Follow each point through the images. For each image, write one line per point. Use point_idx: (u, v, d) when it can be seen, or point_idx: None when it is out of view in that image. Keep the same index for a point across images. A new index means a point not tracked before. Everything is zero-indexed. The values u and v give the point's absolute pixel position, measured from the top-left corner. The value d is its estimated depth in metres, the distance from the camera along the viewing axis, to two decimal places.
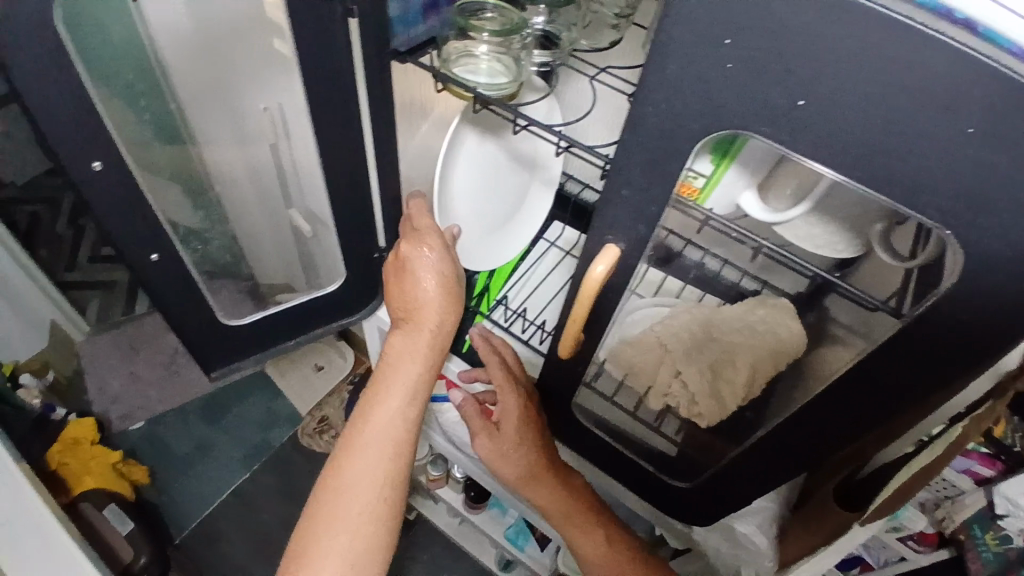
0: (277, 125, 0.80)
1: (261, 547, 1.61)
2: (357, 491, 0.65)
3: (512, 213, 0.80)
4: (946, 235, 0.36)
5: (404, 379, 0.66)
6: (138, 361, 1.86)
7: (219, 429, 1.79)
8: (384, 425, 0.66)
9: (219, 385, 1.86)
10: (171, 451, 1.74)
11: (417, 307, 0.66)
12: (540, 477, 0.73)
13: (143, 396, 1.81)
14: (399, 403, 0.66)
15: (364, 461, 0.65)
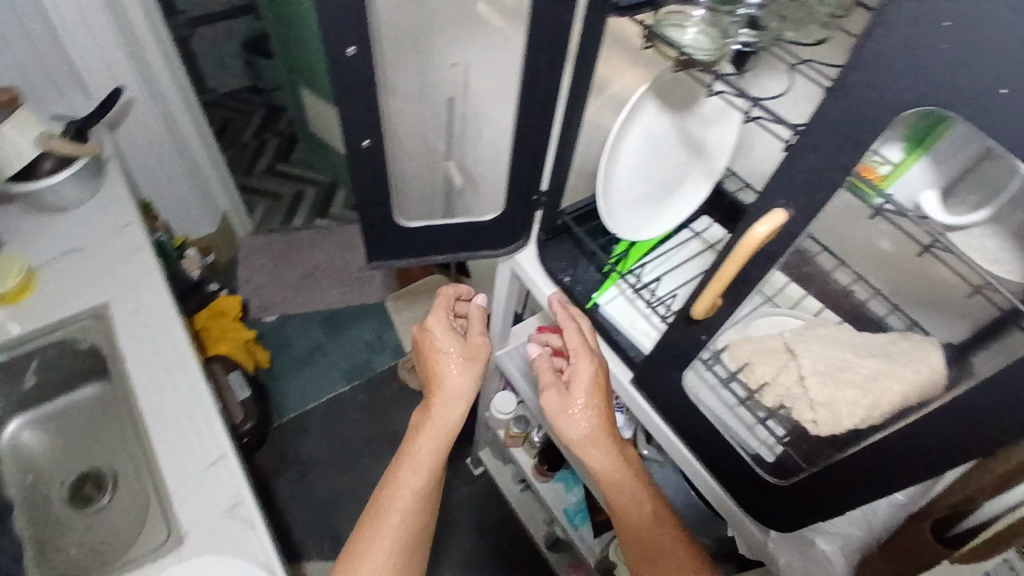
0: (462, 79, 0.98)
1: (342, 453, 1.76)
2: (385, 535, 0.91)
3: (669, 190, 0.82)
4: None
5: (424, 446, 0.94)
6: (283, 264, 2.10)
7: (333, 341, 1.96)
8: (410, 481, 0.93)
9: (342, 303, 2.04)
10: (290, 349, 1.94)
11: (438, 386, 0.95)
12: (600, 441, 0.79)
13: (280, 294, 2.04)
14: (417, 469, 0.94)
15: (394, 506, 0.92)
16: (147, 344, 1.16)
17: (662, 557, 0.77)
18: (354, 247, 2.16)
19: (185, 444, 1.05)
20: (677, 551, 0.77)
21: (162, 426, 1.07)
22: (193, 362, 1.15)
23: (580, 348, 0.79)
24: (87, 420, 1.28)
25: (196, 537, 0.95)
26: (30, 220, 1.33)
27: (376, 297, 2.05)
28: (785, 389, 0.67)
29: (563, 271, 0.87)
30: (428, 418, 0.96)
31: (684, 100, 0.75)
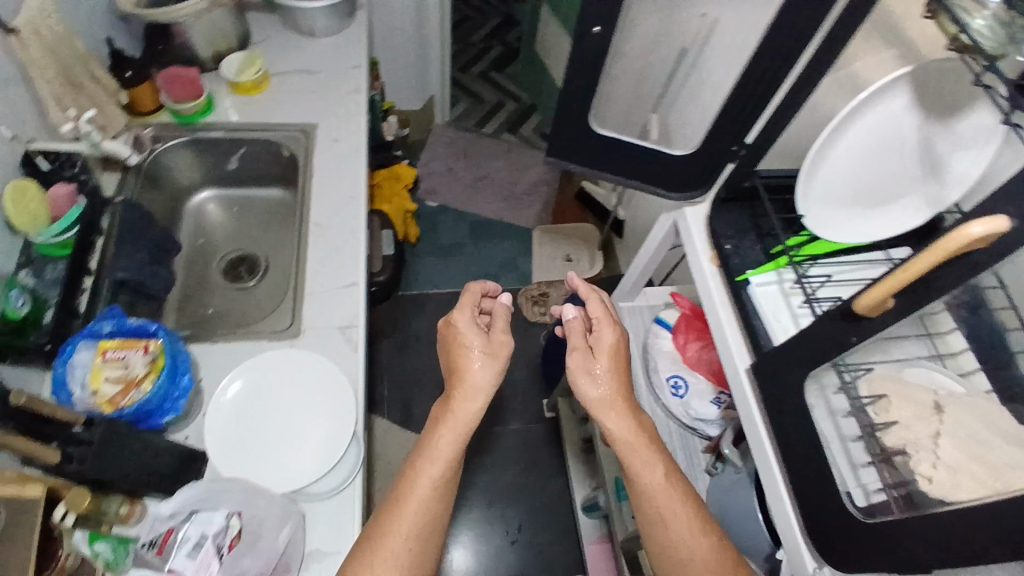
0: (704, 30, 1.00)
1: None
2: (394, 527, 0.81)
3: (879, 203, 0.77)
4: None
5: (441, 439, 0.86)
6: (460, 162, 2.20)
7: (474, 246, 2.05)
8: (424, 476, 0.84)
9: (495, 216, 2.11)
10: (437, 236, 2.06)
11: (461, 377, 0.88)
12: (616, 404, 0.87)
13: (448, 186, 2.15)
14: (436, 463, 0.85)
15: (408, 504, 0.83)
16: (331, 170, 1.29)
17: (671, 517, 0.80)
18: (527, 168, 2.21)
19: (329, 262, 1.16)
20: (686, 511, 0.81)
21: (318, 241, 1.19)
22: (361, 201, 1.26)
23: (603, 318, 0.91)
24: (261, 214, 1.43)
25: (310, 338, 1.07)
26: (285, 35, 1.52)
27: (527, 222, 2.09)
28: (914, 438, 0.61)
29: (727, 239, 0.84)
30: (446, 413, 0.88)
31: (951, 105, 0.69)
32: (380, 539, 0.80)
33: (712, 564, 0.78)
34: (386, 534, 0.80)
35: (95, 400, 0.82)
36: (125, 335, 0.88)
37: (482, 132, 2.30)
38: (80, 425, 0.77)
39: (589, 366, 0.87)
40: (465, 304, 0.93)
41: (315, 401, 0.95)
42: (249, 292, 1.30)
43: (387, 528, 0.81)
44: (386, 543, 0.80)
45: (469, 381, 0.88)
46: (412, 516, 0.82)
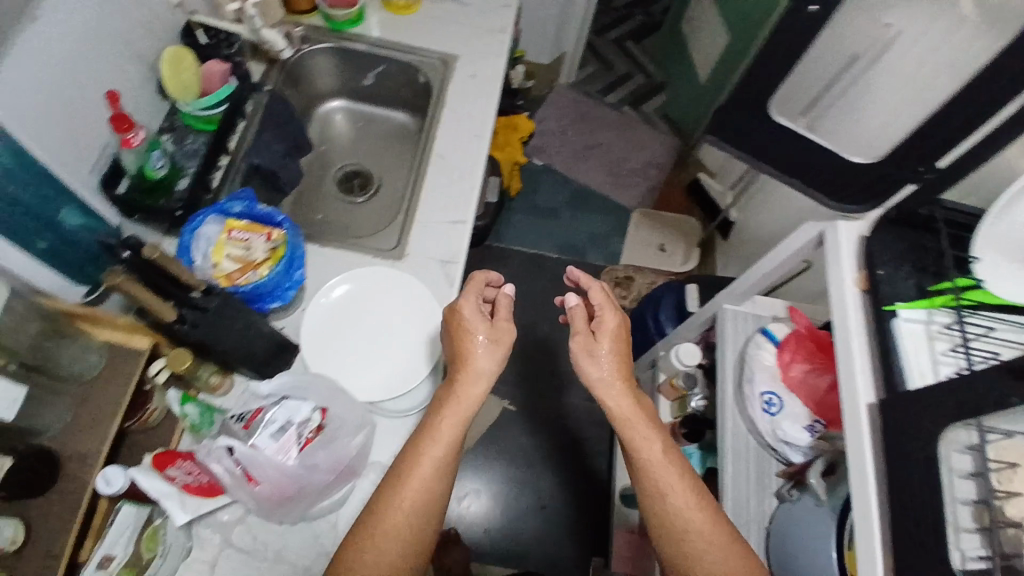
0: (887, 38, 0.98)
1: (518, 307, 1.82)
2: (392, 509, 0.74)
3: None
4: None
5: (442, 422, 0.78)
6: (575, 126, 2.10)
7: (569, 213, 1.96)
8: (425, 460, 0.76)
9: (597, 188, 2.00)
10: (537, 194, 1.99)
11: (463, 363, 0.79)
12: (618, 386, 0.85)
13: (556, 147, 2.06)
14: (436, 448, 0.77)
15: (405, 490, 0.74)
16: (464, 102, 1.23)
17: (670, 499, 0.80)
18: (642, 147, 2.09)
19: (444, 194, 1.13)
20: (685, 486, 0.80)
21: (435, 169, 1.16)
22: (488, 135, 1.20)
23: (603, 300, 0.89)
24: (383, 135, 1.43)
25: (411, 265, 1.05)
26: None
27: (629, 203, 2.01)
28: None
29: (881, 262, 0.77)
30: (446, 396, 0.80)
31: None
32: (378, 520, 0.73)
33: (712, 542, 0.77)
34: (379, 515, 0.73)
35: (214, 274, 0.84)
36: (251, 220, 0.89)
37: (603, 100, 2.19)
38: (198, 292, 0.76)
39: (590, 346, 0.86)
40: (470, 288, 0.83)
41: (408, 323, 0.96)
42: (357, 208, 1.32)
43: (382, 508, 0.74)
44: (381, 524, 0.73)
45: (473, 367, 0.79)
46: (412, 498, 0.74)
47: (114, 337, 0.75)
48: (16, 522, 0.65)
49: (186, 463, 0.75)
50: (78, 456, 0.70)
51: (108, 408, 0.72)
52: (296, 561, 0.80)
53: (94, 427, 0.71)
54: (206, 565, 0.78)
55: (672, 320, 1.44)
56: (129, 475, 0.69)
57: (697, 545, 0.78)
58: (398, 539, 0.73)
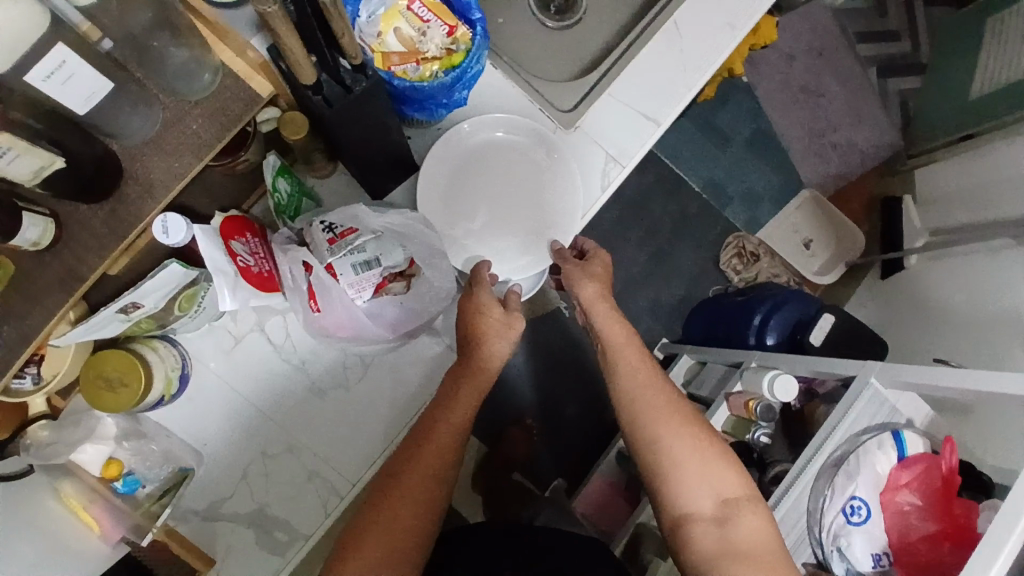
0: None
1: (628, 220, 1.61)
2: (414, 475, 0.68)
3: None
4: None
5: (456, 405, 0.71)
6: (806, 60, 1.71)
7: (737, 154, 1.66)
8: (443, 432, 0.70)
9: (784, 143, 1.68)
10: (720, 113, 1.67)
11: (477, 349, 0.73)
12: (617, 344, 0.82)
13: (770, 74, 1.70)
14: (447, 427, 0.70)
15: (425, 457, 0.68)
16: None
17: (642, 412, 0.76)
18: (860, 124, 1.72)
19: (653, 82, 0.87)
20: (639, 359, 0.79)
21: (663, 41, 0.88)
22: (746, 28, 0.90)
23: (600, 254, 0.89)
24: None
25: (576, 142, 0.86)
26: None
27: (805, 178, 1.68)
28: None
29: None
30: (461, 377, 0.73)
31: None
32: (403, 483, 0.67)
33: (670, 407, 0.76)
34: (399, 478, 0.67)
35: (374, 45, 0.68)
36: (441, 1, 0.69)
37: (856, 47, 1.75)
38: (348, 64, 0.61)
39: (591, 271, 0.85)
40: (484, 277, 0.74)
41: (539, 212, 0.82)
42: (540, 33, 1.09)
43: (401, 470, 0.68)
44: (399, 488, 0.67)
45: (491, 354, 0.74)
46: (433, 459, 0.69)
47: (236, 66, 0.62)
48: (43, 224, 0.57)
49: (251, 241, 0.67)
50: (143, 182, 0.61)
51: (198, 142, 0.61)
52: (314, 379, 0.79)
53: (176, 155, 0.61)
54: (231, 335, 0.78)
55: (779, 331, 1.23)
56: (195, 234, 0.58)
57: (654, 410, 0.75)
58: (418, 502, 0.67)
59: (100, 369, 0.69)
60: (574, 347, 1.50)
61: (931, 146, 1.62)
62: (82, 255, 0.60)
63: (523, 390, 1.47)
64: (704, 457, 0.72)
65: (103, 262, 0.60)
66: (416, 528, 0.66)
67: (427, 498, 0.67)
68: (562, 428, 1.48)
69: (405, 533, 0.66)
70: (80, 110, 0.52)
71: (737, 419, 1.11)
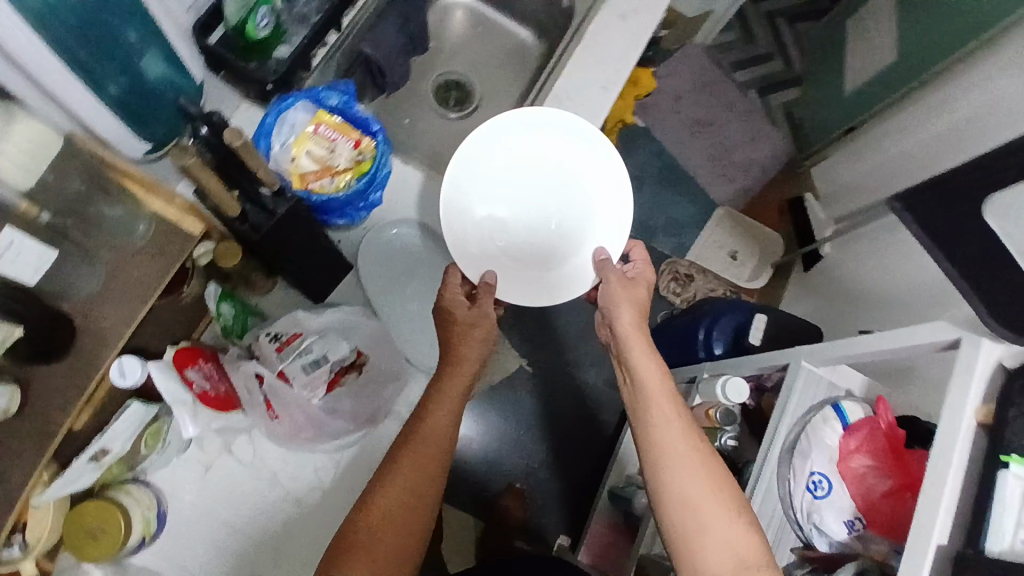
0: None
1: None
2: (409, 467, 0.74)
3: None
4: None
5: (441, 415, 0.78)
6: (692, 97, 1.89)
7: (653, 189, 1.80)
8: (435, 426, 0.77)
9: (691, 172, 1.84)
10: (628, 157, 1.82)
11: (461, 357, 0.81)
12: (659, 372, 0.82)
13: (664, 115, 1.87)
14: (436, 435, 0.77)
15: (417, 452, 0.75)
16: (602, 40, 1.05)
17: (670, 458, 0.75)
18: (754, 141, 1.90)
19: None
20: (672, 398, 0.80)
21: None
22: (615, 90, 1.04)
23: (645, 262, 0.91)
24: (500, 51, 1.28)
25: None
26: None
27: (718, 198, 1.83)
28: None
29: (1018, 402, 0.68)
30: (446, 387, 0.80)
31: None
32: (402, 474, 0.73)
33: (697, 457, 0.74)
34: (395, 471, 0.74)
35: (289, 168, 0.76)
36: (344, 119, 0.79)
37: (732, 77, 1.95)
38: (269, 191, 0.68)
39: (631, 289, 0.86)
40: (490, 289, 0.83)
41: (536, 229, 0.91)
42: (446, 124, 1.20)
43: (398, 464, 0.74)
44: (396, 481, 0.73)
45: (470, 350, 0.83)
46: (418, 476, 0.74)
47: (166, 213, 0.69)
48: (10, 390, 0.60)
49: (205, 367, 0.71)
50: (96, 332, 0.65)
51: (142, 287, 0.67)
52: (290, 488, 0.82)
53: (124, 302, 0.66)
54: (202, 463, 0.81)
55: (724, 341, 1.32)
56: (148, 370, 0.64)
57: (680, 459, 0.74)
58: (412, 495, 0.73)
59: (81, 522, 0.70)
60: (546, 400, 1.56)
61: (819, 146, 1.79)
62: (50, 415, 0.63)
63: (506, 452, 1.51)
64: (729, 515, 0.70)
65: (69, 414, 0.64)
66: (415, 518, 0.72)
67: (423, 491, 0.74)
68: (552, 481, 1.52)
69: (403, 521, 0.71)
70: (31, 281, 0.60)
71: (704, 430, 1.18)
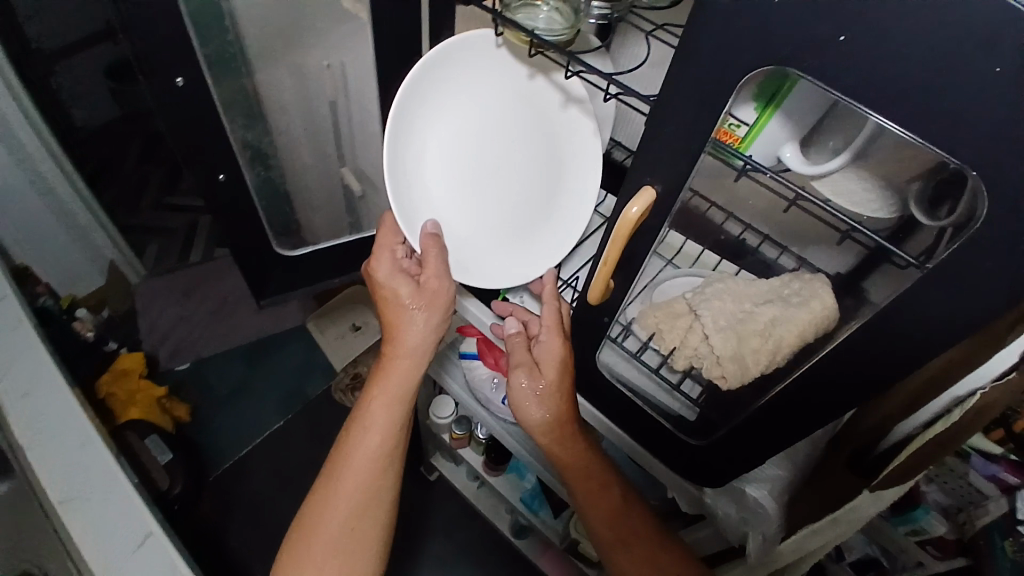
0: (337, 83, 0.81)
1: (293, 494, 1.57)
2: (330, 505, 0.71)
3: None
4: (972, 176, 0.31)
5: (376, 421, 0.72)
6: (189, 305, 1.82)
7: (259, 377, 1.74)
8: (358, 450, 0.72)
9: (262, 334, 1.81)
10: (212, 390, 1.71)
11: (394, 343, 0.72)
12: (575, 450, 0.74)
13: (192, 336, 1.77)
14: (382, 431, 0.72)
15: (340, 487, 0.72)
16: (36, 431, 0.96)
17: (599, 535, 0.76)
18: None
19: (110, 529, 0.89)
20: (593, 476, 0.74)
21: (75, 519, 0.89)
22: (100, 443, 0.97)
23: (552, 328, 0.71)
24: None
25: None
26: None
27: (297, 320, 1.83)
28: (695, 351, 0.68)
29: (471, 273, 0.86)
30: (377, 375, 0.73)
31: None
32: (322, 511, 0.71)
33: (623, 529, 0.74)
34: (321, 518, 0.71)
35: None
36: None
37: (192, 264, 1.89)
38: None
39: (536, 382, 0.71)
40: (438, 245, 0.68)
41: (499, 186, 0.72)
42: None
43: (321, 504, 0.72)
44: (325, 521, 0.71)
45: (402, 350, 0.71)
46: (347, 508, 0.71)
47: None
48: None
49: None
50: None
51: None
52: None
53: None
54: None
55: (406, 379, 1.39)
56: None
57: (607, 532, 0.75)
58: (341, 534, 0.71)
59: None
60: None
61: None
62: None
63: None
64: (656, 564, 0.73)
65: None
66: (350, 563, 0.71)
67: (359, 531, 0.72)
68: None
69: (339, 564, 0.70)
70: None
71: (470, 443, 1.32)
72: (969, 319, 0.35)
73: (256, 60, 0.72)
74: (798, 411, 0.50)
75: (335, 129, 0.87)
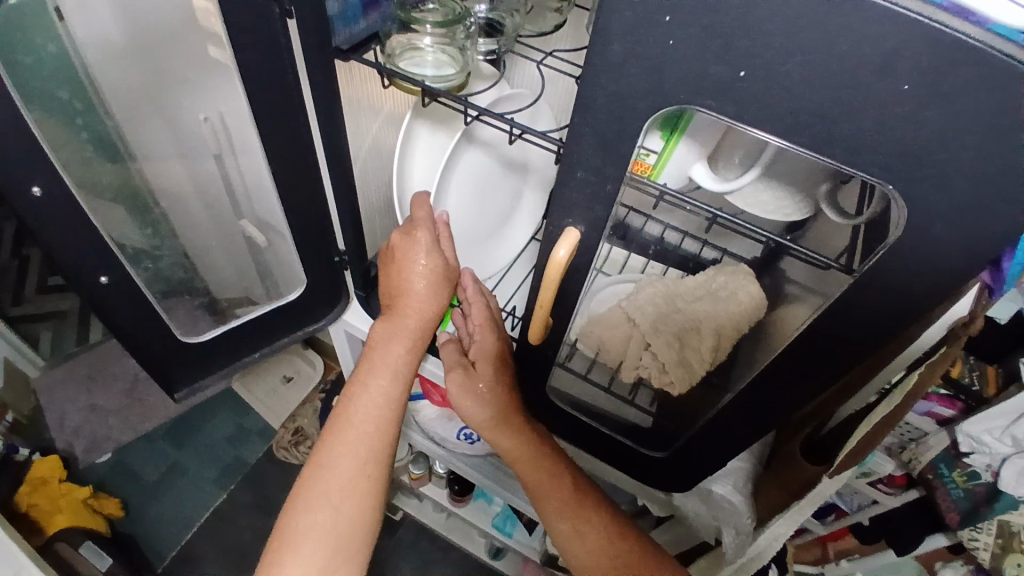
0: (220, 135, 0.71)
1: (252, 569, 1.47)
2: (338, 460, 0.63)
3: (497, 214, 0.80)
4: (888, 189, 0.33)
5: (374, 393, 0.64)
6: (98, 391, 1.66)
7: (193, 453, 1.62)
8: (365, 403, 0.64)
9: (187, 407, 1.68)
10: (142, 478, 1.57)
11: (407, 316, 0.63)
12: (535, 441, 0.70)
13: (108, 425, 1.62)
14: (384, 403, 0.64)
15: (346, 439, 0.63)
16: None
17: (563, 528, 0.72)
18: None
19: None
20: (556, 469, 0.71)
21: None
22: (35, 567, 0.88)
23: (483, 325, 0.68)
24: None
25: None
26: None
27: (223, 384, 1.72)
28: (640, 362, 0.67)
29: None
30: (385, 343, 0.64)
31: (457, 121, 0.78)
32: (312, 492, 0.63)
33: (590, 515, 0.71)
34: (326, 473, 0.63)
35: None
36: None
37: (93, 344, 1.73)
38: None
39: (473, 384, 0.67)
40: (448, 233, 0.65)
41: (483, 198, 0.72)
42: None
43: (325, 457, 0.63)
44: (330, 479, 0.63)
45: (417, 309, 0.63)
46: (341, 487, 0.63)
47: None
48: None
49: None
50: None
51: None
52: None
53: None
54: None
55: None
56: None
57: (574, 522, 0.71)
58: (348, 492, 0.63)
59: None
60: None
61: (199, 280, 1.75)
62: None
63: None
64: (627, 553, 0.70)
65: None
66: (360, 525, 0.64)
67: (367, 495, 0.64)
68: None
69: (346, 532, 0.63)
70: None
71: (431, 479, 1.28)
72: (894, 306, 0.38)
73: (126, 135, 0.67)
74: (755, 412, 0.51)
75: (229, 188, 0.77)
